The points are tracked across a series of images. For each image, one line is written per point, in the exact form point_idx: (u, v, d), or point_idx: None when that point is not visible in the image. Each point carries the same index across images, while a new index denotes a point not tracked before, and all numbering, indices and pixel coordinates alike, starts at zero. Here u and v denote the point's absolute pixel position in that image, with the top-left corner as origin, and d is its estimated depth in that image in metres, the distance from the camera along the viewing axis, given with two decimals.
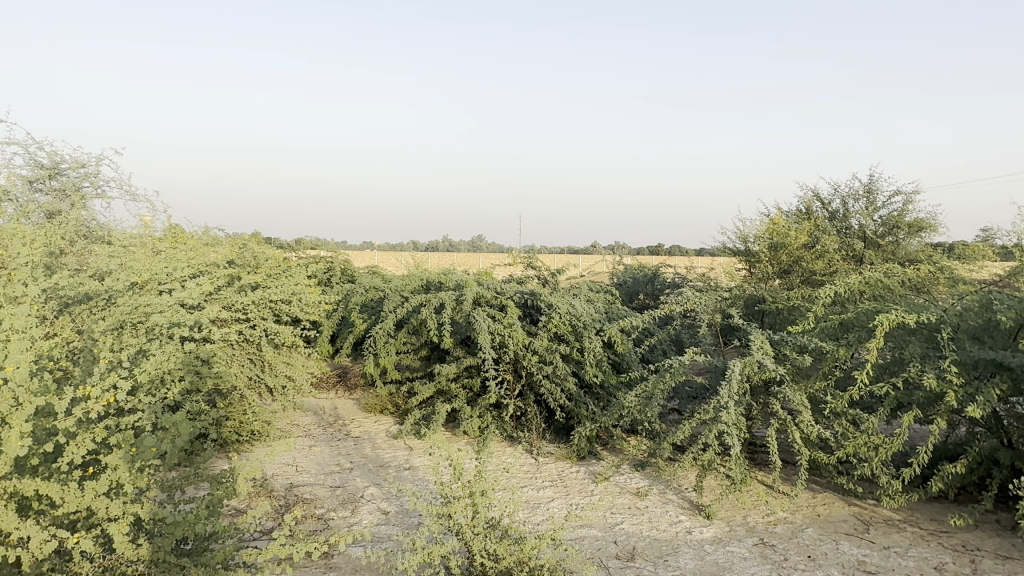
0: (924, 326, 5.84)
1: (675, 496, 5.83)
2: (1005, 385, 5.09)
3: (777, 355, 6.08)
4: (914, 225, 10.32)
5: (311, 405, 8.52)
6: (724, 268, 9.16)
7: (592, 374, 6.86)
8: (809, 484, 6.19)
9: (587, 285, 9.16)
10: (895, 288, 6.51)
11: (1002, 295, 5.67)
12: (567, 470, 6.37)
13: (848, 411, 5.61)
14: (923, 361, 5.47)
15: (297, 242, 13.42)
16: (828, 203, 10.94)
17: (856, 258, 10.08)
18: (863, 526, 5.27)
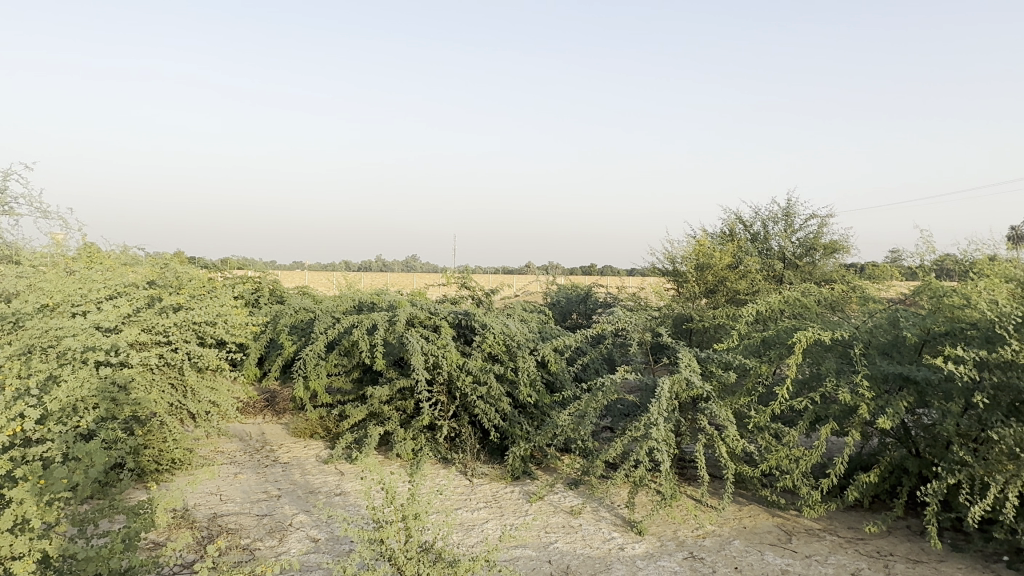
0: (839, 342, 6.15)
1: (607, 513, 5.90)
2: (911, 398, 5.42)
3: (704, 373, 6.28)
4: (829, 246, 10.89)
5: (236, 431, 8.21)
6: (654, 287, 9.41)
7: (526, 394, 6.88)
8: (735, 497, 6.38)
9: (521, 305, 9.24)
10: (812, 306, 6.85)
11: (908, 313, 6.05)
12: (501, 491, 6.36)
13: (770, 425, 5.84)
14: (838, 375, 5.78)
15: (222, 263, 13.01)
16: (750, 226, 11.41)
17: (776, 278, 10.54)
18: (786, 536, 5.48)
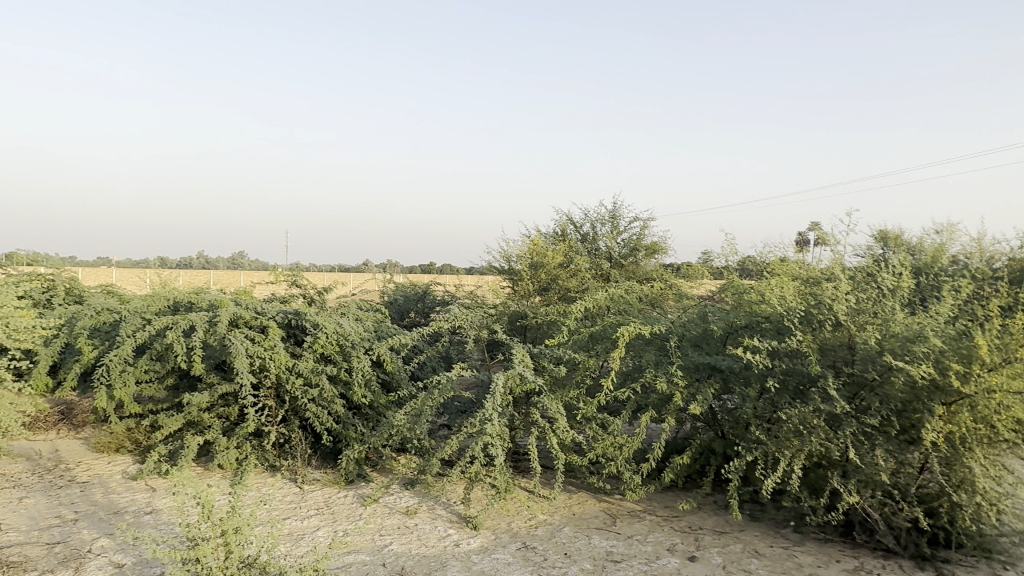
0: (657, 336, 6.62)
1: (443, 511, 5.90)
2: (717, 385, 5.99)
3: (537, 367, 6.50)
4: (650, 247, 11.74)
5: (22, 450, 7.20)
6: (490, 286, 9.57)
7: (360, 395, 6.70)
8: (565, 486, 6.67)
9: (357, 303, 9.00)
10: (634, 303, 7.34)
11: (715, 308, 6.68)
12: (334, 496, 6.14)
13: (597, 415, 6.18)
14: (656, 367, 6.24)
15: (6, 258, 11.37)
16: (580, 227, 11.98)
17: (604, 277, 11.16)
18: (611, 519, 5.82)
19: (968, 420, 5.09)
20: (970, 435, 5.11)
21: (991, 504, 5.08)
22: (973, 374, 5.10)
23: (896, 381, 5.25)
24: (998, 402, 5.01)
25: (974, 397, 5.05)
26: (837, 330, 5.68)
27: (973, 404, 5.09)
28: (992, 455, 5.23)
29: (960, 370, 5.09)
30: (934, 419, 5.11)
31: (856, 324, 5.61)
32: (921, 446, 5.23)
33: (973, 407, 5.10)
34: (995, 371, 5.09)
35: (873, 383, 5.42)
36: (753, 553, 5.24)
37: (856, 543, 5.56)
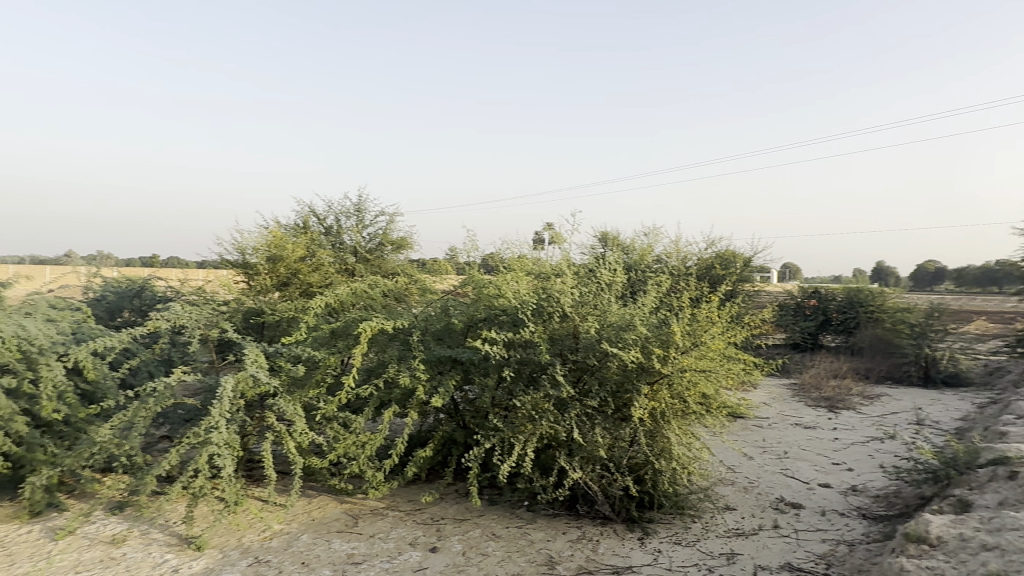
0: (401, 331, 6.56)
1: (160, 534, 5.23)
2: (458, 376, 6.17)
3: (272, 368, 6.07)
4: (396, 242, 11.72)
5: None
6: (221, 280, 8.74)
7: (50, 410, 5.68)
8: (304, 491, 6.34)
9: (48, 301, 7.59)
10: (378, 298, 7.25)
11: (456, 302, 6.84)
12: (12, 534, 5.09)
13: (339, 414, 5.99)
14: (399, 361, 6.21)
15: None
16: (324, 219, 11.52)
17: (349, 271, 10.87)
18: (352, 520, 5.67)
19: (666, 396, 5.91)
20: (668, 409, 5.93)
21: (683, 467, 5.97)
22: (670, 357, 5.89)
23: (611, 366, 5.90)
24: (688, 379, 5.91)
25: (670, 376, 5.87)
26: (564, 321, 6.18)
27: (670, 382, 5.92)
28: (684, 425, 6.11)
29: (660, 353, 5.85)
30: (640, 398, 5.83)
31: (579, 315, 6.16)
32: (631, 422, 5.94)
33: (670, 385, 5.94)
34: (687, 353, 5.94)
35: (593, 367, 6.01)
36: (490, 536, 5.48)
37: (579, 515, 6.12)
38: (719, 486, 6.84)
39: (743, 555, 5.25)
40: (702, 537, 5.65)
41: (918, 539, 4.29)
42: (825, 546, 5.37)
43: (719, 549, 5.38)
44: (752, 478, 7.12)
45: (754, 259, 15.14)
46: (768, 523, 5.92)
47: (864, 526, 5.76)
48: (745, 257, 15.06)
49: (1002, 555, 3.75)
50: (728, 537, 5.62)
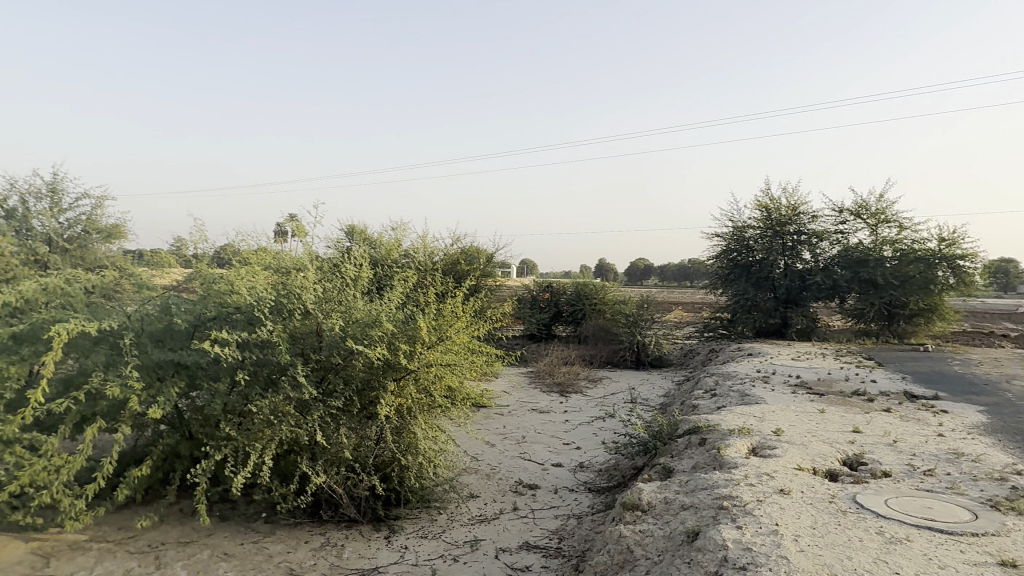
0: (109, 333, 5.54)
1: None
2: (183, 383, 5.47)
3: None
4: (104, 230, 10.14)
5: None
6: None
7: None
8: None
9: None
10: (79, 296, 6.16)
11: (179, 299, 6.03)
12: None
13: (23, 436, 4.92)
14: (106, 369, 5.32)
15: None
16: (4, 199, 9.51)
17: (40, 262, 9.13)
18: (43, 561, 4.76)
19: (413, 392, 5.96)
20: (414, 404, 5.96)
21: (429, 460, 6.05)
22: (416, 352, 6.00)
23: (357, 364, 5.73)
24: (433, 373, 6.07)
25: (416, 371, 5.95)
26: (306, 319, 5.83)
27: (416, 377, 5.99)
28: (431, 419, 6.21)
29: (406, 348, 5.91)
30: (387, 394, 5.78)
31: (322, 312, 5.86)
32: (377, 420, 5.85)
33: (416, 380, 6.00)
34: (431, 347, 6.12)
35: (337, 365, 5.77)
36: (221, 556, 4.99)
37: (322, 520, 5.83)
38: (463, 475, 7.04)
39: (485, 541, 5.46)
40: (447, 527, 5.77)
41: (633, 506, 4.83)
42: (556, 522, 5.82)
43: (464, 538, 5.53)
44: (493, 465, 7.46)
45: (495, 255, 15.95)
46: (508, 506, 6.23)
47: (590, 499, 6.36)
48: (488, 253, 15.79)
49: (695, 512, 4.39)
50: (471, 524, 5.81)
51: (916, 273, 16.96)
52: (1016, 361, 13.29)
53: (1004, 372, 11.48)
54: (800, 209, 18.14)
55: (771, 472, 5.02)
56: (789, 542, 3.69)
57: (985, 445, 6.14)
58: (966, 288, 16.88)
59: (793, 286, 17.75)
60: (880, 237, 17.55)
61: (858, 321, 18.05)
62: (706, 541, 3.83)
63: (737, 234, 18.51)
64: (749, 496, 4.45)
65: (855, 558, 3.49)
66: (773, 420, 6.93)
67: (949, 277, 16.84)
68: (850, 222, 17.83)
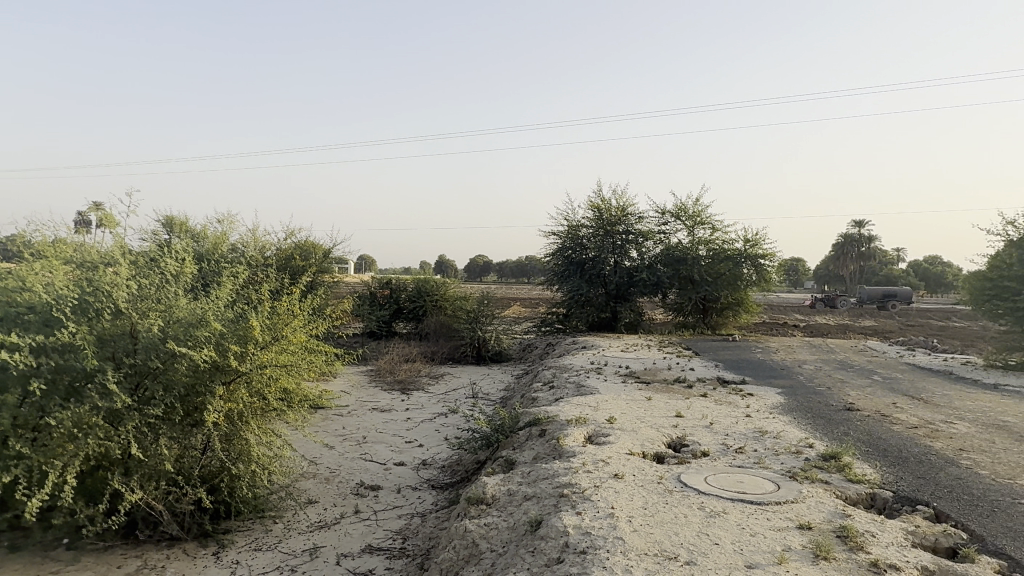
0: None
1: None
2: None
3: None
4: None
5: None
6: None
7: None
8: None
9: None
10: None
11: None
12: None
13: None
14: None
15: None
16: None
17: None
18: None
19: (244, 396, 5.57)
20: (245, 409, 5.58)
21: (263, 467, 5.70)
22: (248, 353, 5.61)
23: (180, 367, 5.22)
24: (267, 375, 5.72)
25: (248, 373, 5.58)
26: (117, 320, 5.22)
27: (248, 380, 5.61)
28: (265, 423, 5.85)
29: (237, 349, 5.51)
30: (215, 399, 5.35)
31: (137, 311, 5.28)
32: (204, 427, 5.40)
33: (248, 382, 5.62)
34: (265, 348, 5.76)
35: (156, 370, 5.21)
36: None
37: (139, 541, 5.28)
38: (301, 481, 6.71)
39: (325, 547, 5.24)
40: (283, 537, 5.47)
41: (477, 500, 4.87)
42: (400, 522, 5.73)
43: (302, 546, 5.27)
44: (333, 468, 7.19)
45: (333, 250, 15.38)
46: (349, 510, 6.04)
47: (433, 496, 6.34)
48: (325, 248, 15.18)
49: (538, 501, 4.52)
50: (310, 532, 5.55)
51: (725, 270, 18.79)
52: (804, 347, 15.19)
53: (796, 358, 13.07)
54: (628, 210, 19.38)
55: (606, 459, 5.31)
56: (623, 524, 3.91)
57: (783, 422, 6.95)
58: (765, 284, 19.00)
59: (622, 282, 18.94)
60: (696, 238, 19.23)
61: (677, 315, 19.65)
62: (548, 529, 3.96)
63: (572, 232, 19.38)
64: (587, 482, 4.67)
65: (681, 533, 3.78)
66: (606, 409, 7.33)
67: (752, 274, 18.86)
68: (671, 223, 19.36)
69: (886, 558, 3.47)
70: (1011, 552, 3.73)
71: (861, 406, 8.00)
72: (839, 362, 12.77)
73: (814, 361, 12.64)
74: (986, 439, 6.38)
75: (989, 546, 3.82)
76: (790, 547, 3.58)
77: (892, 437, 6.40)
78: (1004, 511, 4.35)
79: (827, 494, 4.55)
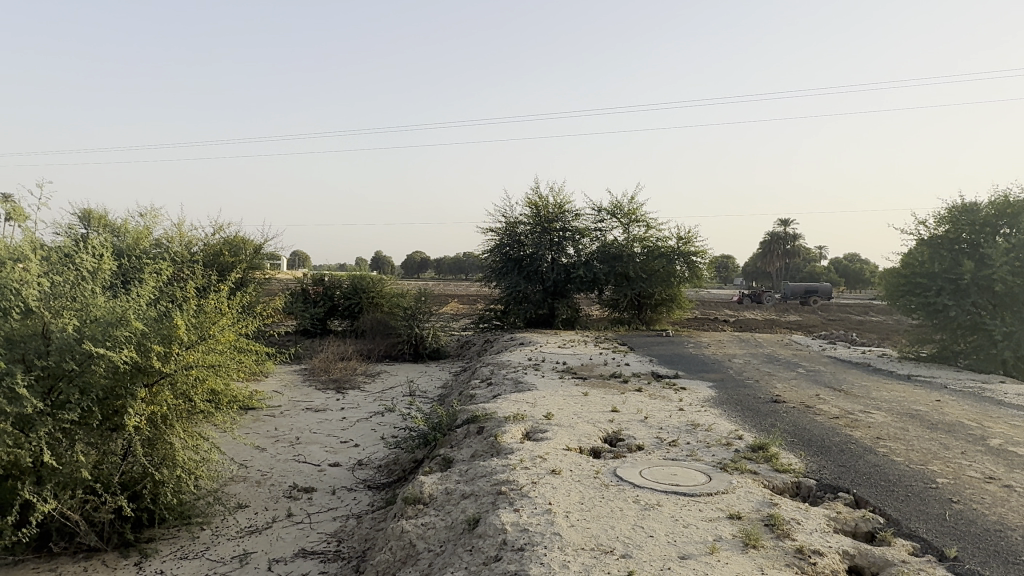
0: None
1: None
2: None
3: None
4: None
5: None
6: None
7: None
8: None
9: None
10: None
11: None
12: None
13: None
14: None
15: None
16: None
17: None
18: None
19: (169, 398, 5.34)
20: (170, 412, 5.35)
21: (189, 472, 5.47)
22: (172, 354, 5.36)
23: (97, 369, 4.95)
24: (193, 376, 5.49)
25: (172, 375, 5.34)
26: (26, 320, 4.91)
27: (172, 381, 5.37)
28: (190, 426, 5.62)
29: (160, 350, 5.27)
30: (136, 403, 5.10)
31: (49, 310, 4.98)
32: (124, 432, 5.13)
33: (172, 384, 5.38)
34: (191, 348, 5.52)
35: (71, 373, 4.92)
36: None
37: (53, 554, 4.98)
38: (230, 485, 6.47)
39: (256, 553, 5.07)
40: (211, 544, 5.27)
41: (414, 500, 4.81)
42: (335, 524, 5.61)
43: (231, 553, 5.09)
44: (264, 471, 6.96)
45: (264, 246, 14.92)
46: (281, 513, 5.86)
47: (369, 497, 6.24)
48: (255, 244, 14.72)
49: (476, 500, 4.50)
50: (240, 537, 5.37)
51: (659, 267, 19.24)
52: (734, 341, 15.70)
53: (726, 352, 13.49)
54: (565, 207, 19.57)
55: (543, 455, 5.34)
56: (561, 520, 3.94)
57: (714, 415, 7.15)
58: (697, 280, 19.53)
59: (559, 279, 19.12)
60: (631, 235, 19.59)
61: (613, 311, 19.98)
62: (486, 527, 3.94)
63: (509, 229, 19.43)
64: (525, 479, 4.68)
65: (617, 527, 3.83)
66: (543, 405, 7.38)
67: (684, 271, 19.35)
68: (607, 220, 19.65)
69: (810, 544, 3.61)
70: (923, 534, 3.95)
71: (787, 398, 8.32)
72: (765, 355, 13.26)
73: (743, 355, 13.07)
74: (900, 427, 6.74)
75: (903, 529, 4.03)
76: (721, 537, 3.68)
77: (815, 427, 6.69)
78: (917, 496, 4.61)
79: (755, 484, 4.70)
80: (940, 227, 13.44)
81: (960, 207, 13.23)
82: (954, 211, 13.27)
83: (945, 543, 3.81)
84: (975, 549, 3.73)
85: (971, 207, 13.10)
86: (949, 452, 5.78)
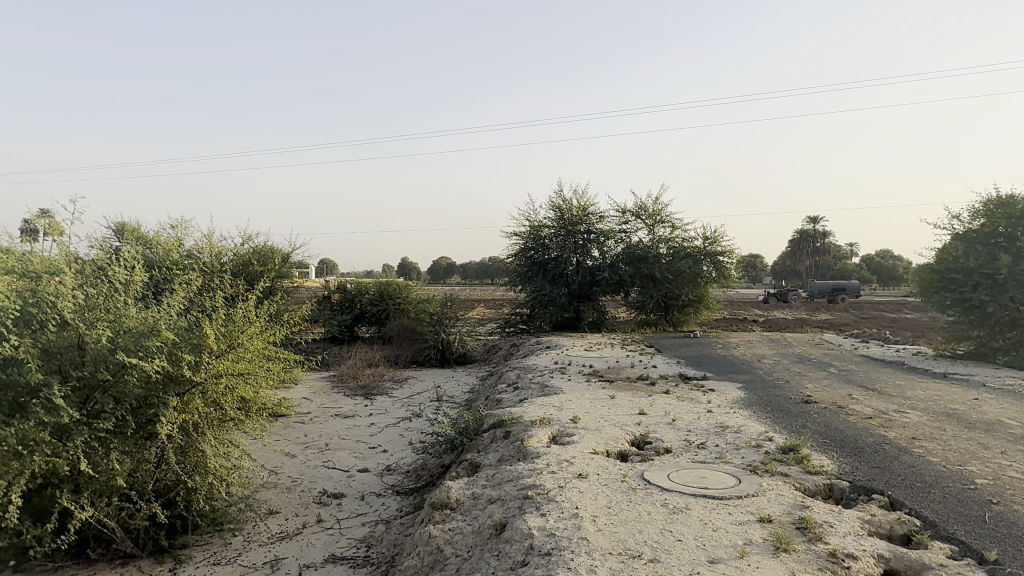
0: None
1: None
2: None
3: None
4: None
5: None
6: None
7: None
8: None
9: None
10: None
11: None
12: None
13: None
14: None
15: None
16: None
17: None
18: None
19: (199, 407, 5.42)
20: (201, 420, 5.43)
21: (221, 479, 5.54)
22: (202, 363, 5.45)
23: (130, 379, 5.05)
24: (223, 384, 5.58)
25: (203, 384, 5.43)
26: (62, 331, 5.02)
27: (203, 390, 5.46)
28: (222, 434, 5.71)
29: (190, 359, 5.37)
30: (169, 412, 5.20)
31: (83, 322, 5.09)
32: (157, 440, 5.24)
33: (203, 393, 5.47)
34: (220, 357, 5.61)
35: (104, 384, 5.02)
36: None
37: (90, 561, 5.09)
38: (261, 491, 6.56)
39: (287, 559, 5.13)
40: (243, 549, 5.34)
41: (441, 505, 4.81)
42: (364, 529, 5.65)
43: (262, 559, 5.15)
44: (294, 477, 7.05)
45: (292, 255, 15.12)
46: (311, 519, 5.93)
47: (397, 502, 6.28)
48: (283, 253, 14.92)
49: (503, 504, 4.49)
50: (271, 543, 5.44)
51: (686, 268, 19.08)
52: (764, 341, 15.49)
53: (755, 353, 13.30)
54: (588, 209, 19.52)
55: (570, 459, 5.31)
56: (588, 524, 3.92)
57: (744, 417, 7.06)
58: (724, 280, 19.29)
59: (584, 281, 19.03)
60: (657, 236, 19.45)
61: (639, 313, 19.85)
62: (512, 532, 3.93)
63: (534, 232, 19.42)
64: (552, 483, 4.66)
65: (645, 531, 3.80)
66: (570, 409, 7.34)
67: (711, 271, 19.18)
68: (631, 222, 19.55)
69: (843, 548, 3.54)
70: (960, 536, 3.85)
71: (819, 398, 8.19)
72: (796, 355, 13.06)
73: (773, 355, 12.90)
74: (936, 427, 6.57)
75: (941, 531, 3.93)
76: (751, 541, 3.62)
77: (849, 428, 6.56)
78: (954, 497, 4.49)
79: (786, 486, 4.62)
80: (975, 222, 13.13)
81: (995, 201, 12.92)
82: (989, 204, 12.95)
83: (985, 546, 3.70)
84: (1016, 552, 3.62)
85: (1007, 200, 12.76)
86: (988, 451, 5.62)
